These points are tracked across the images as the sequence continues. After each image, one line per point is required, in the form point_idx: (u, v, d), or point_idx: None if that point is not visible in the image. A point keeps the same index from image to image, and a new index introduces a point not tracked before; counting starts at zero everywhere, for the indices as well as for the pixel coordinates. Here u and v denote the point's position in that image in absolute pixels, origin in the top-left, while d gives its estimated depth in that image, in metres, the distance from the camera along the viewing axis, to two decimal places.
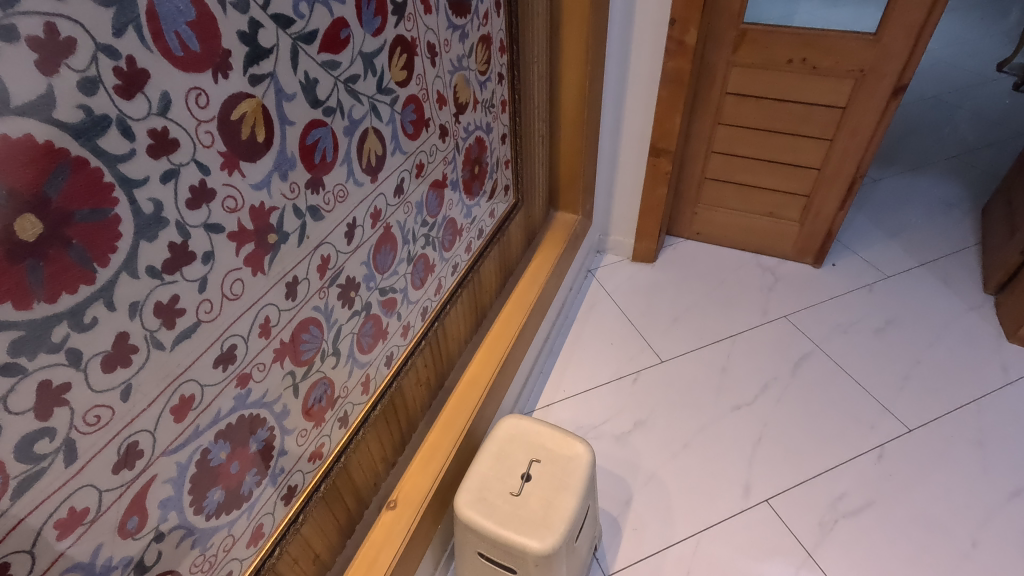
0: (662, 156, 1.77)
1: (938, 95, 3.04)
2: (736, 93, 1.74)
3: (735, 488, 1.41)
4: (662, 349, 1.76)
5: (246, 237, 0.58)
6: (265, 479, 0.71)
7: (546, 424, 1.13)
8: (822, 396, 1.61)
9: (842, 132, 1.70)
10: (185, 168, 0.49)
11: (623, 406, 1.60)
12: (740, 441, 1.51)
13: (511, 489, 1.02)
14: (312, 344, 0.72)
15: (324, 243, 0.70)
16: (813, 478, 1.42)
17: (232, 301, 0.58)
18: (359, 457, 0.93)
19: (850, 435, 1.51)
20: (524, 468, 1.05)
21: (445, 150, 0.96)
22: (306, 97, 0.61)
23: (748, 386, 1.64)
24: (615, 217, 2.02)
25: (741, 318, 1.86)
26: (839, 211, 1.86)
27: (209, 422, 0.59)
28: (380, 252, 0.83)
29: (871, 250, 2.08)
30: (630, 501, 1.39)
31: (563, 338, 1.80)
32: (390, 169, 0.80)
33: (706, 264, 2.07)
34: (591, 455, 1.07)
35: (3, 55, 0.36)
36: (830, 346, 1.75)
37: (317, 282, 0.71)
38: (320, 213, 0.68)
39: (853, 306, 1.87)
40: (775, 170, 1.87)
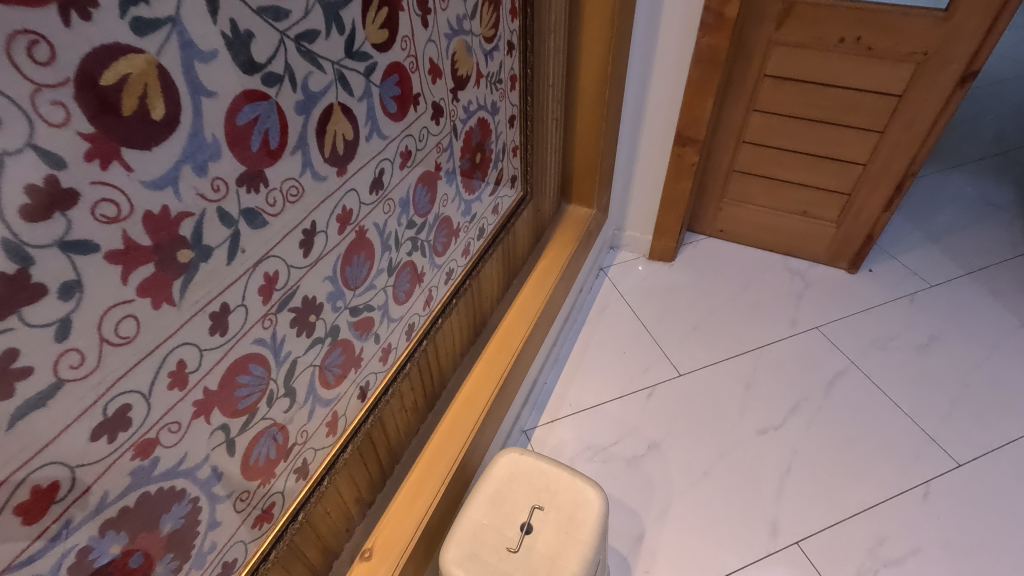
0: (689, 145, 1.58)
1: (982, 86, 2.82)
2: (776, 76, 1.54)
3: (761, 527, 1.25)
4: (680, 361, 1.59)
5: (139, 257, 0.40)
6: (187, 562, 0.55)
7: (549, 461, 0.96)
8: (859, 422, 1.44)
9: (895, 124, 1.50)
10: (15, 158, 0.32)
11: (635, 425, 1.43)
12: (767, 470, 1.34)
13: (506, 544, 0.86)
14: (252, 388, 0.56)
15: (267, 258, 0.53)
16: (850, 517, 1.26)
17: (120, 348, 0.41)
18: (324, 505, 0.77)
19: (890, 467, 1.35)
20: (521, 516, 0.89)
21: (439, 134, 0.77)
22: (232, 58, 0.43)
23: (776, 406, 1.47)
24: (632, 211, 1.83)
25: (768, 327, 1.68)
26: (883, 212, 1.67)
27: (87, 513, 0.42)
28: (350, 263, 0.66)
29: (912, 255, 1.90)
30: (643, 537, 1.24)
31: (571, 344, 1.63)
32: (363, 159, 0.62)
33: (729, 265, 1.88)
34: (603, 503, 0.91)
35: None
36: (868, 363, 1.57)
37: (259, 309, 0.54)
38: (260, 217, 0.50)
39: (893, 318, 1.69)
40: (814, 164, 1.67)
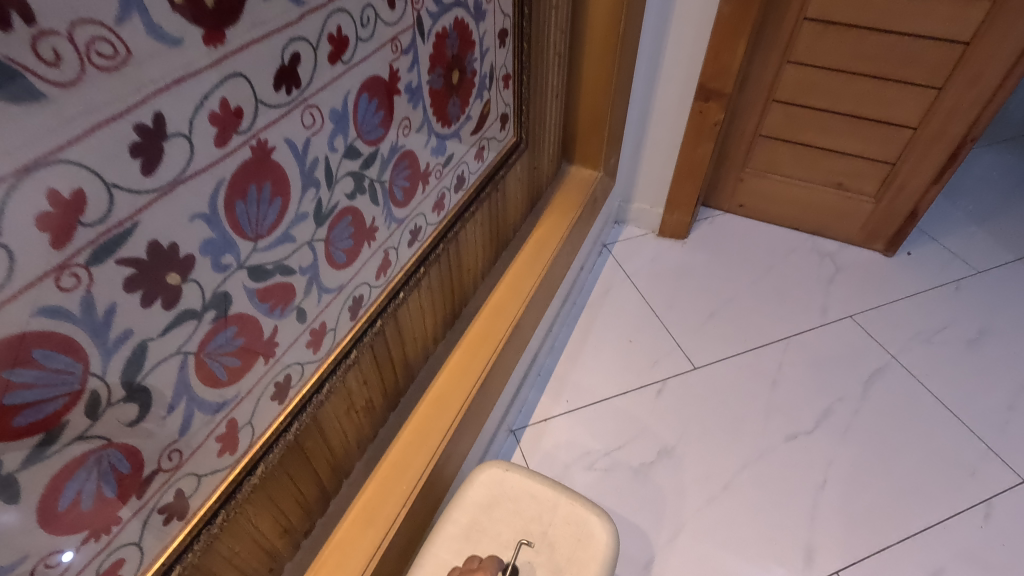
0: (713, 100, 1.35)
1: None
2: (819, 20, 1.30)
3: (794, 553, 1.05)
4: (695, 353, 1.37)
5: None
6: None
7: (542, 480, 0.75)
8: (904, 427, 1.23)
9: (957, 79, 1.27)
10: None
11: (643, 427, 1.22)
12: (799, 484, 1.14)
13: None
14: (47, 392, 0.34)
15: (55, 166, 0.30)
16: (898, 542, 1.06)
17: None
18: (225, 547, 0.56)
19: (944, 483, 1.14)
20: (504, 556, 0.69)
21: (395, 24, 0.54)
22: None
23: (807, 406, 1.26)
24: (641, 179, 1.59)
25: (795, 315, 1.47)
26: (932, 185, 1.44)
27: None
28: (244, 198, 0.43)
29: (955, 237, 1.68)
30: (653, 564, 1.03)
31: (569, 330, 1.41)
32: (256, 27, 0.39)
33: (750, 244, 1.66)
34: (612, 539, 0.71)
35: None
36: (910, 358, 1.37)
37: (44, 255, 0.31)
38: (22, 84, 0.28)
39: (937, 308, 1.48)
40: (854, 127, 1.44)
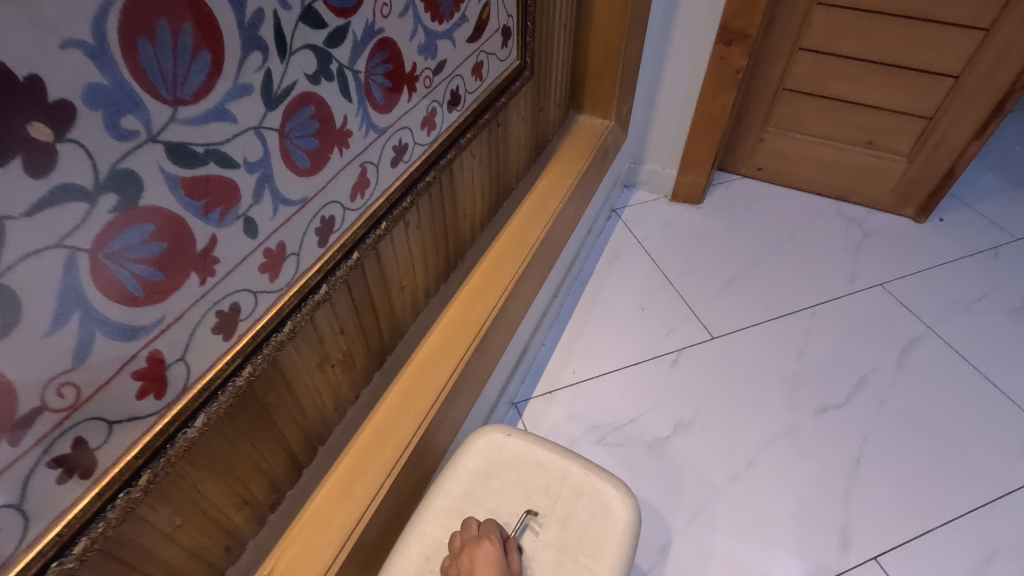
0: (735, 43, 1.22)
1: None
2: None
3: (827, 535, 0.94)
4: (713, 322, 1.26)
5: None
6: None
7: (552, 445, 0.64)
8: (944, 401, 1.12)
9: (1008, 18, 1.15)
10: None
11: (658, 399, 1.11)
12: (831, 462, 1.03)
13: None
14: None
15: None
16: (942, 524, 0.96)
17: None
18: (162, 518, 0.45)
19: (989, 461, 1.04)
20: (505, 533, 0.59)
21: None
22: None
23: (836, 378, 1.16)
24: (654, 137, 1.47)
25: (820, 283, 1.35)
26: (972, 141, 1.32)
27: None
28: (149, 34, 0.31)
29: (990, 202, 1.56)
30: (670, 547, 0.93)
31: (576, 296, 1.30)
32: None
33: (770, 209, 1.54)
34: (632, 513, 0.60)
35: None
36: (948, 328, 1.25)
37: None
38: None
39: (974, 276, 1.37)
40: (889, 77, 1.32)
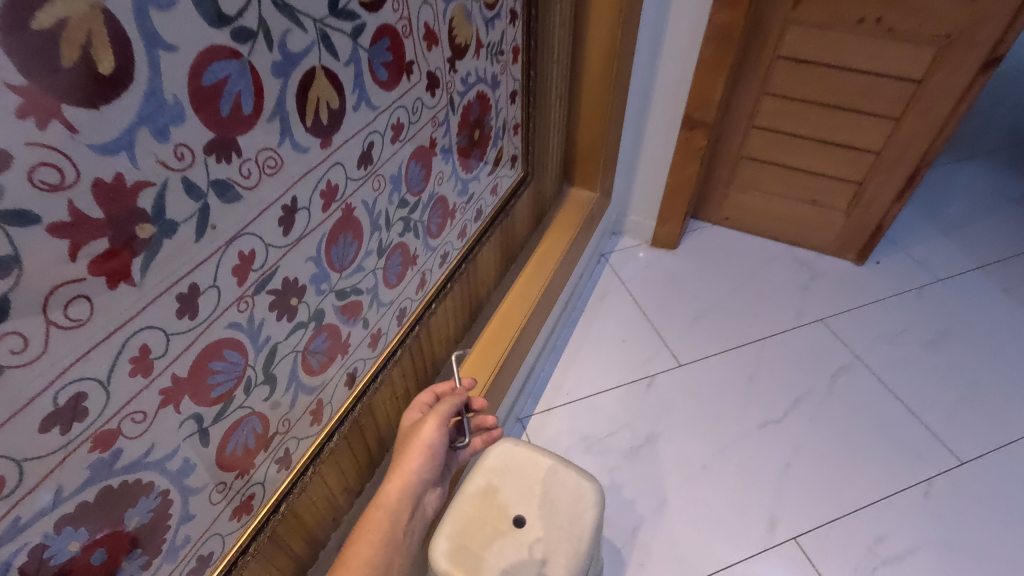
0: (697, 128, 1.51)
1: (1013, 67, 2.66)
2: (791, 58, 1.47)
3: (758, 522, 1.23)
4: (681, 352, 1.55)
5: (93, 232, 0.36)
6: (158, 559, 0.52)
7: (545, 452, 0.92)
8: (863, 417, 1.40)
9: (912, 111, 1.44)
10: None
11: (633, 416, 1.40)
12: (767, 466, 1.31)
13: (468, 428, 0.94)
14: (227, 375, 0.52)
15: (243, 236, 0.48)
16: (850, 513, 1.24)
17: (71, 331, 0.37)
18: (308, 496, 0.74)
19: (893, 465, 1.32)
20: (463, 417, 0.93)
21: (436, 106, 0.73)
22: (198, 9, 0.38)
23: (778, 399, 1.44)
24: (636, 195, 1.77)
25: (772, 319, 1.64)
26: (895, 203, 1.62)
27: (42, 509, 0.39)
28: (337, 243, 0.61)
29: (922, 247, 1.84)
30: (638, 530, 1.21)
31: (570, 331, 1.59)
32: (350, 131, 0.58)
33: (734, 253, 1.83)
34: (598, 497, 0.88)
35: None
36: (874, 357, 1.53)
37: (234, 290, 0.49)
38: (234, 191, 0.46)
39: (901, 312, 1.65)
40: (825, 150, 1.61)
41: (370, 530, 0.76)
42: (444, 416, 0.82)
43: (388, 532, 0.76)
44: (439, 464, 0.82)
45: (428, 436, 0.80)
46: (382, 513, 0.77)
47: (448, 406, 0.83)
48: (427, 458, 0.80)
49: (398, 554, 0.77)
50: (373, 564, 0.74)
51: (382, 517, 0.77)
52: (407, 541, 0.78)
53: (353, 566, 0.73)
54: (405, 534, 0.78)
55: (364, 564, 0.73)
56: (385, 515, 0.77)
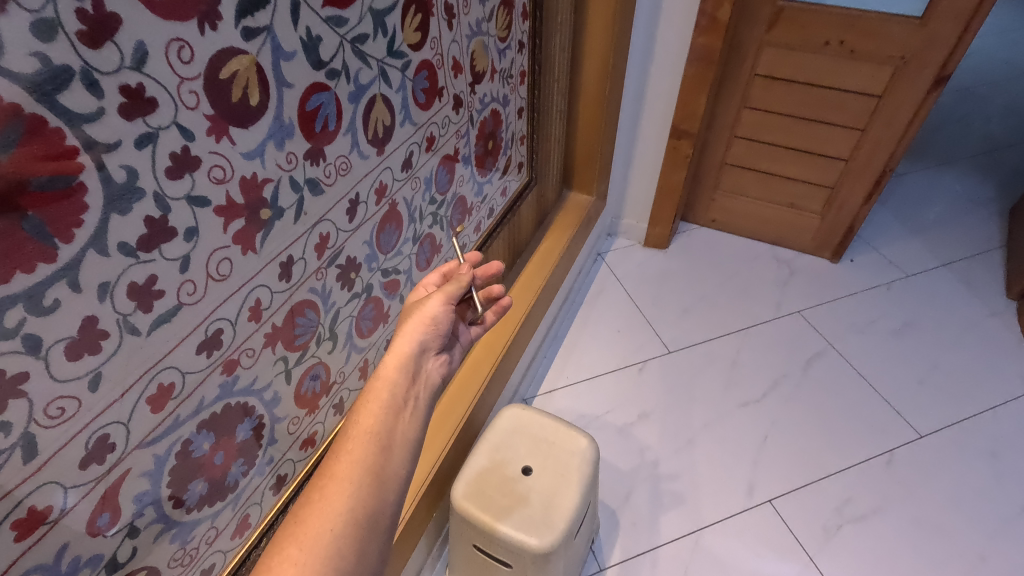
0: (684, 138, 1.68)
1: (981, 80, 2.84)
2: (766, 75, 1.64)
3: (738, 487, 1.38)
4: (670, 340, 1.70)
5: (236, 212, 0.52)
6: (253, 469, 0.67)
7: (550, 416, 1.09)
8: (833, 397, 1.56)
9: (875, 122, 1.61)
10: (164, 132, 0.43)
11: (627, 397, 1.55)
12: (746, 439, 1.47)
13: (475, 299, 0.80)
14: (306, 329, 0.68)
15: (323, 221, 0.64)
16: (819, 480, 1.39)
17: (219, 283, 0.53)
18: None
19: (859, 439, 1.47)
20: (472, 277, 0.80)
21: (458, 122, 0.90)
22: (307, 58, 0.54)
23: (757, 382, 1.59)
24: (629, 200, 1.93)
25: (754, 311, 1.79)
26: (864, 205, 1.78)
27: (190, 412, 0.55)
28: (383, 231, 0.78)
29: (893, 246, 2.01)
30: (630, 495, 1.36)
31: (569, 322, 1.75)
32: (398, 142, 0.74)
33: (720, 253, 1.99)
34: (595, 451, 1.03)
35: None
36: (845, 345, 1.69)
37: (315, 263, 0.65)
38: (320, 187, 0.62)
39: (871, 305, 1.81)
40: (800, 158, 1.78)
41: (371, 398, 0.55)
42: (455, 289, 0.66)
43: (389, 398, 0.55)
44: (447, 330, 0.64)
45: (433, 307, 0.63)
46: (383, 377, 0.57)
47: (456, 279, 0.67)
48: (430, 330, 0.62)
49: (405, 419, 0.55)
50: (367, 464, 0.51)
51: (385, 382, 0.56)
52: (415, 411, 0.56)
53: (356, 434, 0.52)
54: (406, 404, 0.56)
55: (368, 432, 0.52)
56: (386, 384, 0.56)
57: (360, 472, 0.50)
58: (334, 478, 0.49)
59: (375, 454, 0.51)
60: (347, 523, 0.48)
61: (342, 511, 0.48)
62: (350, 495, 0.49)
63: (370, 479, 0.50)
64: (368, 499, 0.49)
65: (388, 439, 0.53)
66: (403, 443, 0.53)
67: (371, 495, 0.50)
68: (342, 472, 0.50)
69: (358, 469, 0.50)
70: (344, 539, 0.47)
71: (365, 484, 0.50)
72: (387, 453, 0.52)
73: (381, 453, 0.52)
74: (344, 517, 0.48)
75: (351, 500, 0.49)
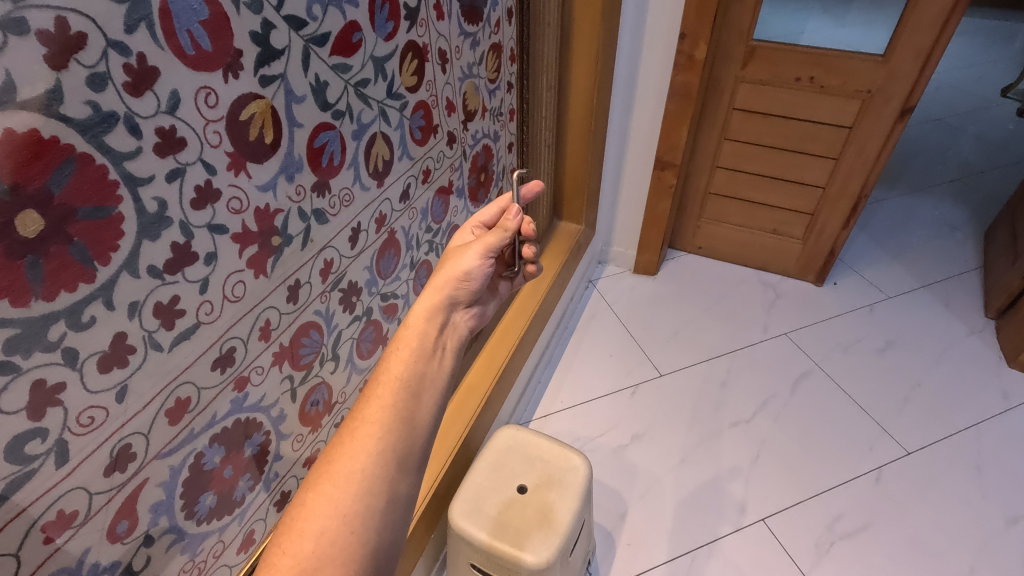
0: (667, 169, 1.75)
1: (951, 110, 2.97)
2: (744, 109, 1.74)
3: (731, 506, 1.40)
4: (661, 363, 1.74)
5: (250, 239, 0.57)
6: (259, 484, 0.70)
7: (544, 436, 1.12)
8: (821, 416, 1.59)
9: (848, 151, 1.70)
10: (191, 167, 0.48)
11: (620, 419, 1.59)
12: (738, 458, 1.50)
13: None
14: (311, 349, 0.72)
15: (327, 247, 0.69)
16: (811, 498, 1.42)
17: (233, 303, 0.57)
18: None
19: (848, 457, 1.50)
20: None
21: (452, 156, 0.96)
22: (315, 100, 0.60)
23: (747, 402, 1.63)
24: (618, 228, 2.00)
25: (741, 334, 1.84)
26: (843, 230, 1.85)
27: (204, 425, 0.58)
28: (383, 257, 0.83)
29: (873, 269, 2.07)
30: (626, 515, 1.38)
31: (563, 347, 1.79)
32: (396, 175, 0.80)
33: (708, 278, 2.05)
34: (588, 468, 1.06)
35: (29, 68, 0.36)
36: (831, 365, 1.73)
37: (319, 286, 0.70)
38: (325, 216, 0.67)
39: (855, 326, 1.86)
40: (779, 187, 1.86)
41: (400, 348, 0.58)
42: (494, 246, 0.68)
43: (418, 347, 0.59)
44: (481, 286, 0.67)
45: (467, 263, 0.66)
46: (412, 329, 0.60)
47: (497, 236, 0.68)
48: (462, 285, 0.66)
49: (433, 367, 0.58)
50: (396, 408, 0.54)
51: (413, 333, 0.60)
52: (443, 360, 0.60)
53: (385, 380, 0.56)
54: (435, 352, 0.60)
55: (396, 379, 0.56)
56: (414, 334, 0.60)
57: (389, 416, 0.53)
58: (365, 421, 0.53)
59: (403, 400, 0.55)
60: (377, 462, 0.51)
61: (373, 449, 0.51)
62: (381, 434, 0.52)
63: (399, 423, 0.53)
64: (397, 441, 0.52)
65: (417, 387, 0.56)
66: (431, 390, 0.57)
67: (401, 438, 0.53)
68: (372, 415, 0.53)
69: (387, 413, 0.53)
70: (375, 476, 0.51)
71: (394, 427, 0.53)
72: (416, 400, 0.55)
73: (410, 399, 0.55)
74: (374, 454, 0.51)
75: (381, 439, 0.52)
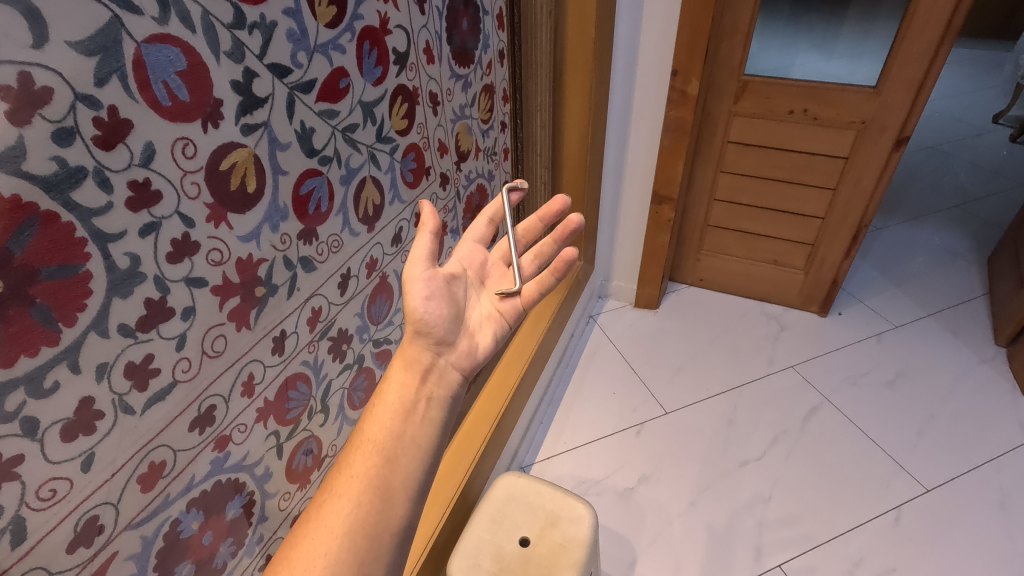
0: (665, 203, 1.75)
1: (945, 138, 2.99)
2: (739, 142, 1.74)
3: (746, 551, 1.33)
4: (666, 401, 1.69)
5: (231, 291, 0.55)
6: (242, 549, 0.66)
7: (546, 482, 1.07)
8: (834, 453, 1.54)
9: (845, 182, 1.69)
10: (167, 221, 0.46)
11: (625, 460, 1.53)
12: (750, 500, 1.43)
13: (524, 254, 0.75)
14: (298, 402, 0.69)
15: (315, 295, 0.67)
16: (828, 542, 1.35)
17: (213, 359, 0.54)
18: None
19: (864, 495, 1.44)
20: (519, 224, 0.76)
21: (445, 198, 0.95)
22: (301, 147, 0.59)
23: (757, 440, 1.58)
24: (617, 262, 1.98)
25: (747, 368, 1.80)
26: (844, 260, 1.83)
27: (180, 490, 0.55)
28: (375, 302, 0.81)
29: (878, 298, 2.04)
30: (635, 564, 1.32)
31: (564, 387, 1.75)
32: (387, 219, 0.78)
33: (711, 311, 2.02)
34: (594, 517, 1.00)
35: None
36: (841, 399, 1.69)
37: (306, 336, 0.67)
38: (312, 264, 0.65)
39: (862, 357, 1.82)
40: (778, 218, 1.85)
41: (378, 407, 0.55)
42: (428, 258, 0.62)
43: (398, 404, 0.55)
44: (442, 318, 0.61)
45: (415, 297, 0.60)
46: (392, 381, 0.57)
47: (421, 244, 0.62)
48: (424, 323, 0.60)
49: (414, 423, 0.55)
50: (368, 477, 0.51)
51: (393, 388, 0.57)
52: (428, 414, 0.56)
53: (359, 446, 0.53)
54: (416, 407, 0.56)
55: (371, 442, 0.53)
56: (394, 388, 0.57)
57: (362, 487, 0.51)
58: (334, 496, 0.51)
59: (378, 467, 0.52)
60: (343, 545, 0.48)
61: (340, 530, 0.49)
62: (351, 510, 0.50)
63: (373, 494, 0.51)
64: (370, 515, 0.50)
65: (394, 449, 0.53)
66: (411, 452, 0.53)
67: (375, 511, 0.50)
68: (342, 489, 0.51)
69: (359, 484, 0.51)
70: (343, 561, 0.48)
71: (367, 499, 0.50)
72: (393, 465, 0.52)
73: (386, 465, 0.52)
74: (342, 536, 0.49)
75: (350, 516, 0.49)
